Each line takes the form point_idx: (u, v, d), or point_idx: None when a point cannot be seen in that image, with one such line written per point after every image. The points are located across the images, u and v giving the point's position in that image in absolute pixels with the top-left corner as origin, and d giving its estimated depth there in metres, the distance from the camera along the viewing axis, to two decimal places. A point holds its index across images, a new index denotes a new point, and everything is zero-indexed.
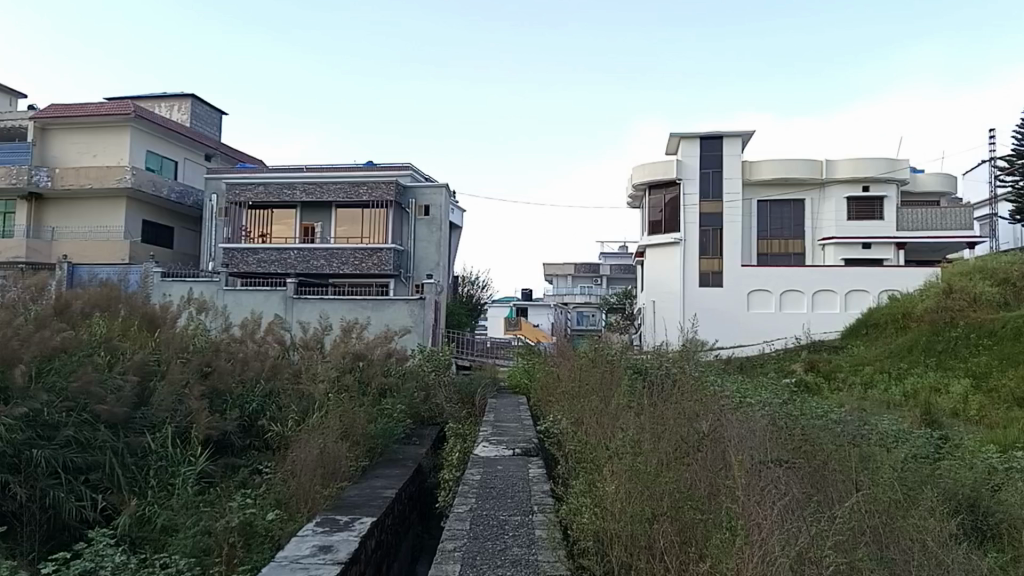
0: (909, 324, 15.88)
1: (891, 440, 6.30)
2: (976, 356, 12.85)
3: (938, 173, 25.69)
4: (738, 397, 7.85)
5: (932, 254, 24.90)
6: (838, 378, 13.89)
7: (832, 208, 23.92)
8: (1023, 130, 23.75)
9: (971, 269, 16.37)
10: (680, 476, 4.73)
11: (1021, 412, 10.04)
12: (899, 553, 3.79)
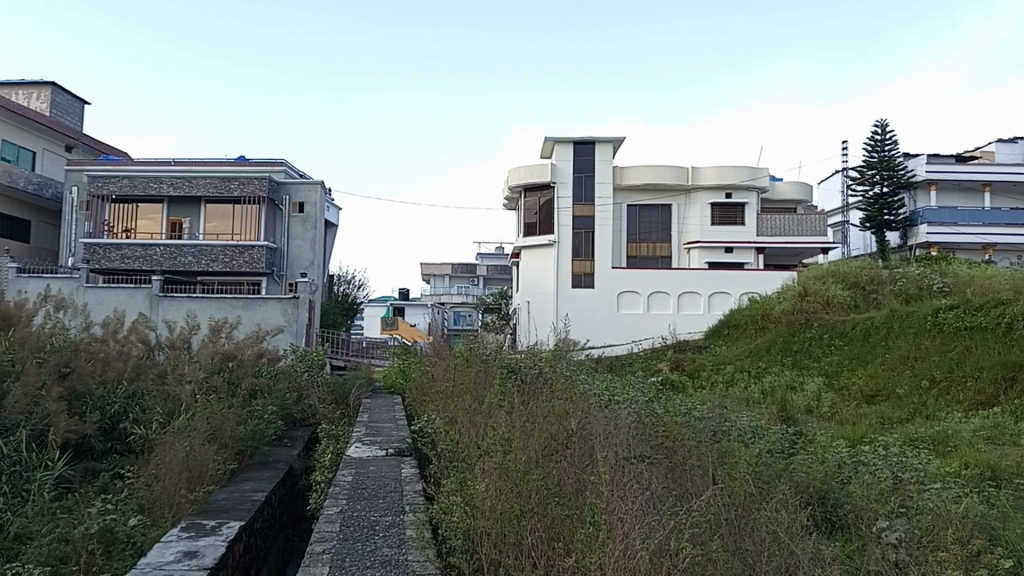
0: (767, 324, 16.92)
1: (749, 436, 6.65)
2: (829, 356, 13.83)
3: (793, 182, 27.40)
4: (604, 396, 8.01)
5: (789, 258, 26.53)
6: (702, 376, 14.63)
7: (697, 213, 25.11)
8: (872, 144, 25.62)
9: (824, 274, 17.53)
10: (548, 472, 4.88)
11: (868, 408, 10.91)
12: (752, 545, 4.05)
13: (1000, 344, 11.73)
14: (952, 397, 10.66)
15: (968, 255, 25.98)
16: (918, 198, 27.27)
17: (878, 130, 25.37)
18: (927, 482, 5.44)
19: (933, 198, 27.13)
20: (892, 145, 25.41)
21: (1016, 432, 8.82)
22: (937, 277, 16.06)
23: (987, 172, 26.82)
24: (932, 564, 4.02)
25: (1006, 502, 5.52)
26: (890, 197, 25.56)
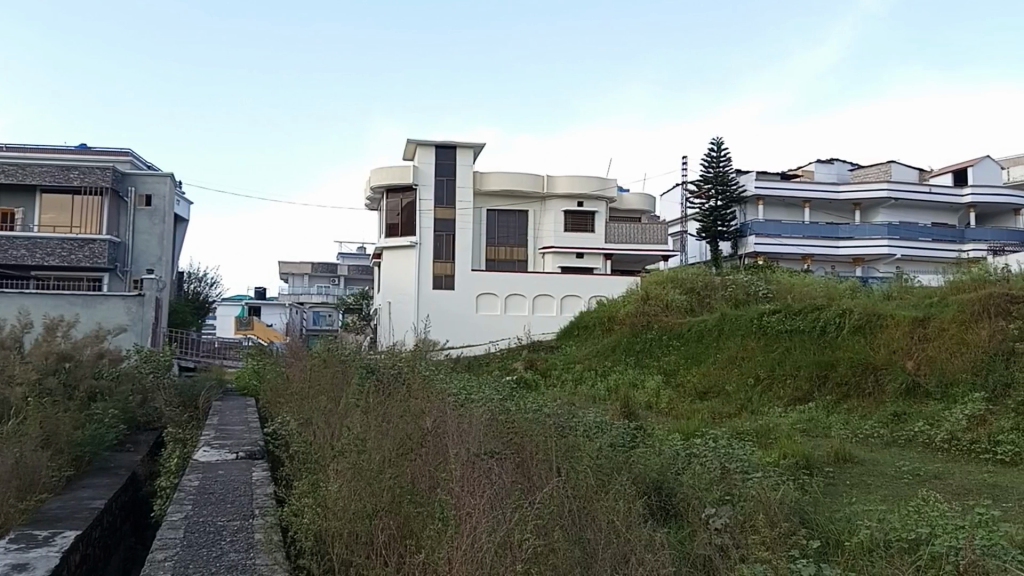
0: (614, 325, 17.73)
1: (594, 432, 6.98)
2: (667, 355, 14.67)
3: (640, 193, 28.67)
4: (459, 394, 8.14)
5: (636, 265, 27.78)
6: (553, 374, 15.21)
7: (551, 219, 25.83)
8: (709, 160, 27.12)
9: (665, 279, 18.27)
10: (400, 471, 4.96)
11: (702, 404, 11.73)
12: (593, 534, 4.28)
13: (816, 344, 12.62)
14: (774, 393, 11.62)
15: (790, 264, 27.96)
16: (749, 212, 29.17)
17: (713, 148, 26.97)
18: (750, 471, 5.94)
19: (762, 212, 29.18)
20: (727, 161, 27.09)
21: (825, 424, 9.76)
22: (763, 283, 17.11)
23: (808, 190, 28.96)
24: (750, 540, 4.36)
25: (819, 489, 6.10)
26: (724, 210, 27.15)
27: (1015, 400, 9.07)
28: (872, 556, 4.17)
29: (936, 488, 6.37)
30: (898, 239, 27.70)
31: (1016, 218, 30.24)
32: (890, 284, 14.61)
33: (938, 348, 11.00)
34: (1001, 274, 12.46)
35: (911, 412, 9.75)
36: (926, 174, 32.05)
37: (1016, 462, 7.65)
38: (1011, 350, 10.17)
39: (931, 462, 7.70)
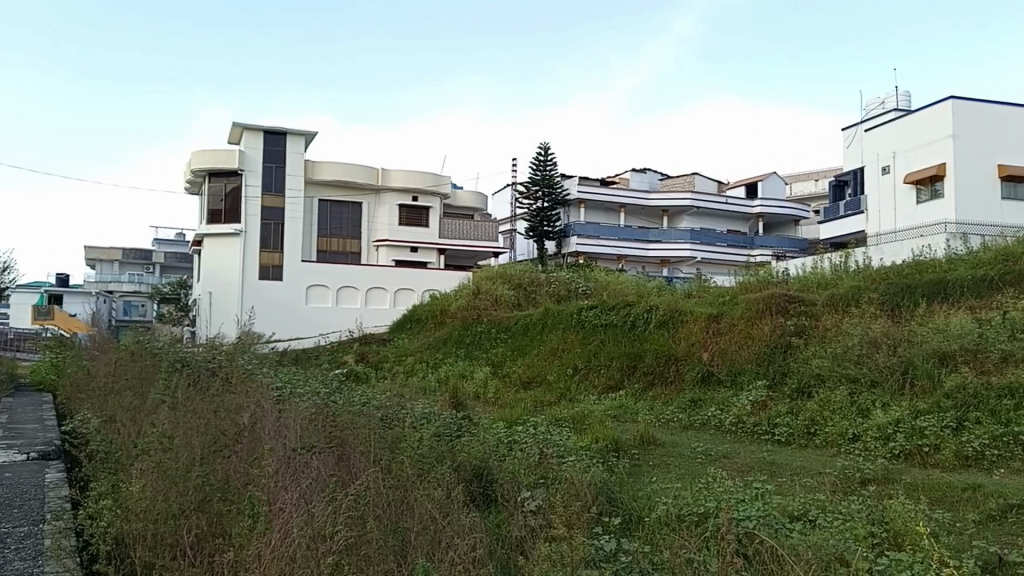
0: (445, 319, 17.93)
1: (421, 422, 7.02)
2: (496, 347, 15.05)
3: (471, 191, 29.06)
4: (284, 389, 7.97)
5: (466, 260, 28.15)
6: (385, 367, 15.20)
7: (385, 213, 25.66)
8: (537, 164, 27.82)
9: (494, 275, 18.55)
10: (211, 468, 4.79)
11: (525, 393, 12.26)
12: (410, 521, 4.33)
13: (627, 338, 13.26)
14: (590, 382, 12.37)
15: (605, 264, 29.12)
16: (570, 215, 30.37)
17: (540, 151, 27.72)
18: (565, 455, 6.23)
19: (583, 214, 30.43)
20: (553, 166, 27.95)
21: (638, 410, 10.51)
22: (583, 281, 17.70)
23: (622, 196, 30.62)
24: (553, 515, 4.59)
25: (624, 470, 6.52)
26: (549, 212, 28.16)
27: (791, 386, 9.91)
28: (666, 529, 4.52)
29: (725, 466, 6.97)
30: (698, 243, 29.72)
31: (795, 229, 33.34)
32: (691, 284, 15.56)
33: (728, 343, 11.61)
34: (782, 277, 13.69)
35: (707, 397, 10.53)
36: (722, 185, 34.69)
37: (789, 441, 8.53)
38: (788, 344, 10.79)
39: (722, 443, 8.41)
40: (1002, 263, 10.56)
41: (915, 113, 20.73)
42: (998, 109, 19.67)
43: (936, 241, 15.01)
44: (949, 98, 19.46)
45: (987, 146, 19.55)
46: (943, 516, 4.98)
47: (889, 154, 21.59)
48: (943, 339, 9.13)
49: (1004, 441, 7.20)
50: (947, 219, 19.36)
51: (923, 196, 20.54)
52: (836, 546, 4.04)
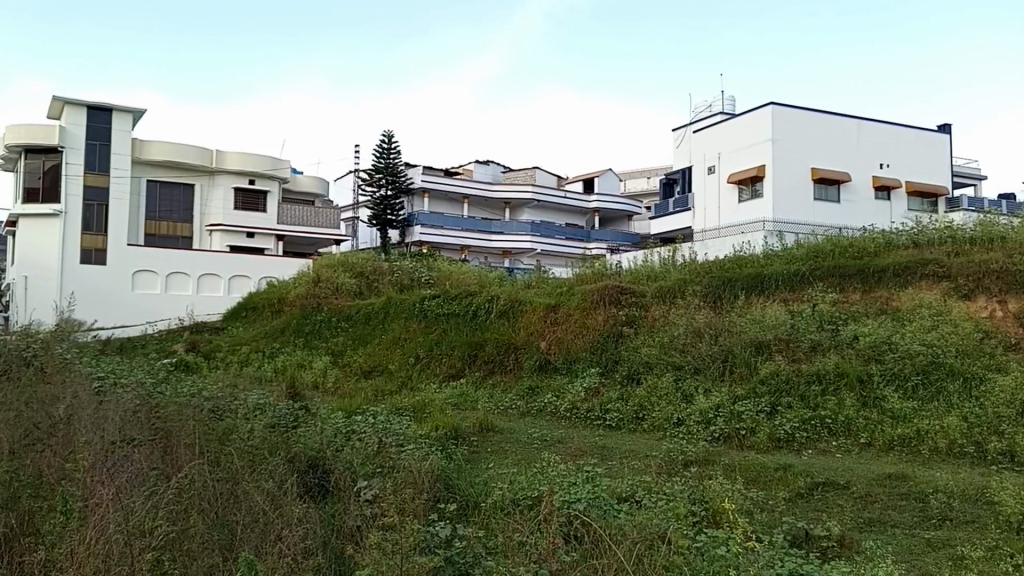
0: (283, 307, 17.40)
1: (254, 412, 6.77)
2: (336, 336, 14.80)
3: (312, 176, 28.38)
4: (104, 379, 7.48)
5: (307, 247, 27.43)
6: (217, 357, 14.59)
7: (220, 196, 24.55)
8: (382, 151, 27.44)
9: (336, 262, 18.14)
10: (20, 464, 4.43)
11: (365, 382, 12.43)
12: (240, 514, 4.19)
13: (468, 327, 13.34)
14: (431, 371, 12.49)
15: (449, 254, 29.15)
16: (415, 204, 30.20)
17: (385, 139, 27.39)
18: (404, 443, 6.22)
19: (427, 204, 30.35)
20: (398, 154, 27.71)
21: (477, 398, 10.76)
22: (426, 269, 17.64)
23: (467, 186, 30.81)
24: (389, 503, 4.59)
25: (463, 457, 6.61)
26: (394, 200, 27.91)
27: (622, 373, 10.39)
28: (502, 514, 4.64)
29: (559, 450, 7.22)
30: (540, 235, 30.45)
31: (628, 224, 34.96)
32: (531, 275, 15.86)
33: (564, 332, 11.98)
34: (615, 270, 14.28)
35: (544, 384, 10.86)
36: (563, 180, 35.65)
37: (619, 426, 8.99)
38: (620, 333, 11.30)
39: (556, 428, 8.67)
40: (812, 259, 11.32)
41: (739, 118, 22.18)
42: (809, 117, 21.43)
43: (753, 238, 16.13)
44: (770, 105, 20.95)
45: (801, 151, 21.22)
46: (757, 495, 5.40)
47: (715, 154, 22.98)
48: (758, 329, 9.82)
49: (811, 424, 7.93)
50: (765, 217, 20.99)
51: (745, 195, 22.01)
52: (658, 525, 4.27)
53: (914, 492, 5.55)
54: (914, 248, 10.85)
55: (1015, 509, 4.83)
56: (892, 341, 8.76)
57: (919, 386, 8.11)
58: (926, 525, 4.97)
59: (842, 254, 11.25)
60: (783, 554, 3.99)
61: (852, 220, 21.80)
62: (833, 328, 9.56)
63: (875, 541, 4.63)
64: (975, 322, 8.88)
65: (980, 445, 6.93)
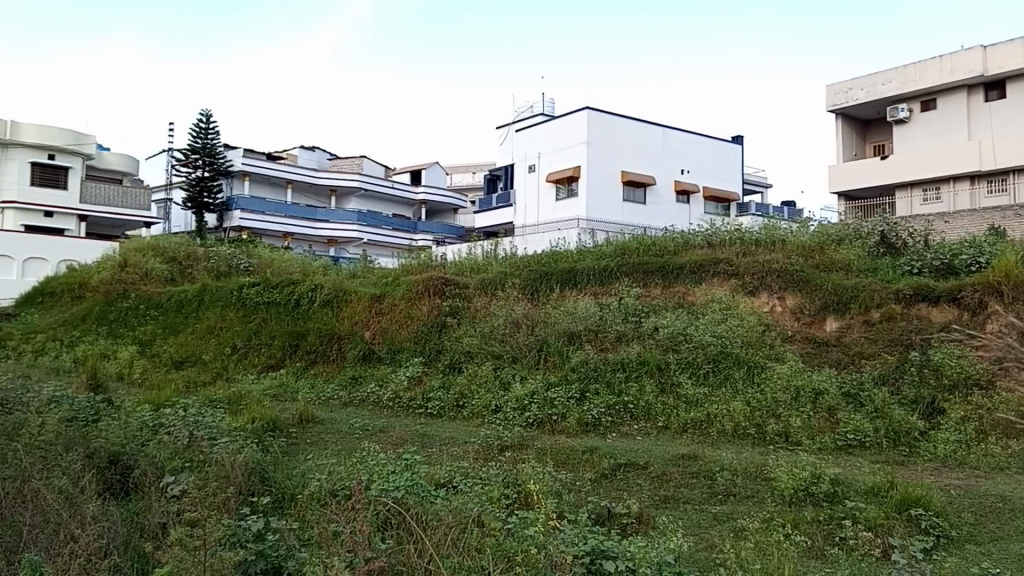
0: (85, 293, 16.09)
1: (48, 405, 6.25)
2: (145, 324, 13.90)
3: (122, 154, 26.42)
4: None
5: (113, 229, 25.51)
6: (7, 347, 13.28)
7: (14, 170, 22.31)
8: (199, 131, 25.95)
9: (145, 246, 16.99)
10: None
11: (177, 373, 11.86)
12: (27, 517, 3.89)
13: (289, 316, 12.96)
14: (249, 361, 12.09)
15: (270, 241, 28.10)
16: (235, 187, 28.84)
17: (203, 118, 25.95)
18: (216, 436, 5.97)
19: (248, 187, 29.06)
20: (217, 134, 26.32)
21: (297, 389, 10.57)
22: (244, 255, 16.90)
23: (290, 171, 29.84)
24: (197, 497, 4.41)
25: (278, 449, 6.46)
26: (211, 182, 26.46)
27: (444, 362, 10.51)
28: (318, 506, 4.59)
29: (379, 440, 7.22)
30: (366, 225, 30.06)
31: (453, 216, 35.30)
32: (355, 265, 15.65)
33: (389, 322, 11.94)
34: (440, 262, 14.39)
35: (366, 373, 10.81)
36: (390, 170, 35.36)
37: (440, 414, 9.12)
38: (443, 323, 11.43)
39: (377, 418, 8.65)
40: (620, 257, 11.90)
41: (556, 120, 22.97)
42: (621, 123, 22.62)
43: (569, 236, 16.82)
44: (585, 109, 21.86)
45: (613, 154, 22.31)
46: (566, 477, 5.68)
47: (535, 154, 23.65)
48: (571, 320, 10.25)
49: (615, 409, 8.45)
50: (581, 216, 21.87)
51: (562, 194, 22.83)
52: (473, 509, 4.39)
53: (703, 470, 6.03)
54: (707, 248, 11.64)
55: (789, 483, 5.39)
56: (687, 332, 9.40)
57: (709, 373, 8.81)
58: (713, 500, 5.44)
59: (646, 252, 11.91)
60: (586, 531, 4.23)
61: (656, 220, 23.37)
62: (636, 319, 10.13)
63: (669, 516, 5.02)
64: (758, 316, 9.76)
65: (760, 427, 7.70)
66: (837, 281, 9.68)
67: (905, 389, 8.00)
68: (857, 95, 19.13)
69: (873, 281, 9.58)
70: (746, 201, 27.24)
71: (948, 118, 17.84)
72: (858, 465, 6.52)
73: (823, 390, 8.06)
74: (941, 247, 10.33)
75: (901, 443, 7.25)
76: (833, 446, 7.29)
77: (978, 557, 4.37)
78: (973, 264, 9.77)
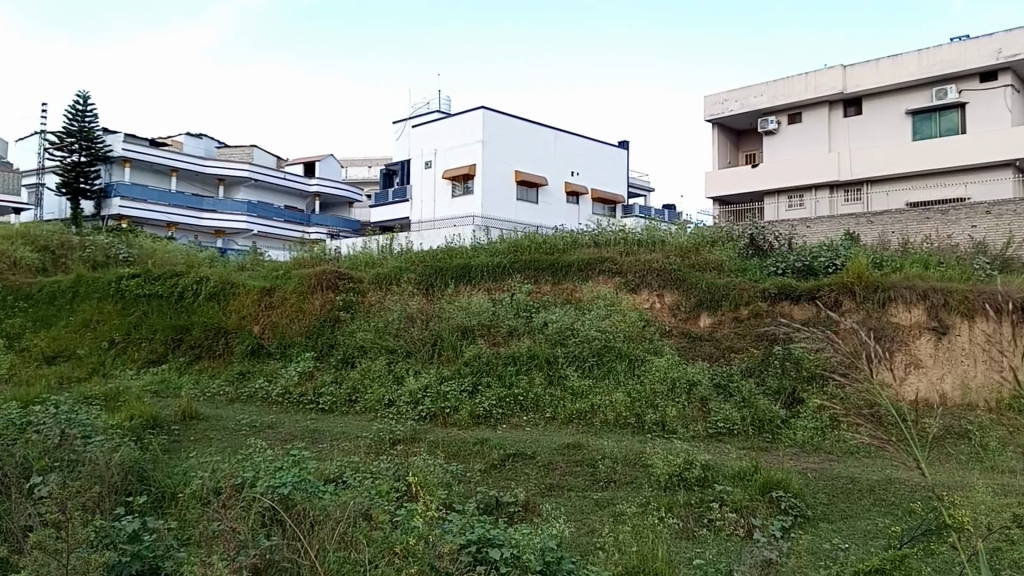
0: None
1: None
2: (12, 317, 13.08)
3: None
4: None
5: None
6: None
7: None
8: (74, 113, 24.51)
9: (13, 234, 15.94)
10: None
11: (49, 368, 11.24)
12: None
13: (173, 310, 12.50)
14: (128, 356, 11.60)
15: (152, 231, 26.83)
16: (114, 173, 27.41)
17: (79, 100, 24.53)
18: (92, 434, 5.75)
19: (128, 174, 27.69)
20: (94, 118, 24.94)
21: (180, 384, 10.24)
22: (124, 245, 16.14)
23: (176, 159, 28.65)
24: (68, 499, 4.24)
25: (160, 447, 6.27)
26: (87, 167, 25.09)
27: (337, 356, 10.42)
28: (200, 504, 4.51)
29: (267, 436, 7.12)
30: (256, 216, 29.23)
31: (347, 209, 34.81)
32: (245, 257, 15.22)
33: (279, 315, 11.74)
34: (333, 255, 14.20)
35: (255, 369, 10.58)
36: (282, 161, 34.47)
37: (332, 408, 9.06)
38: (336, 317, 11.31)
39: (266, 414, 8.49)
40: (512, 254, 12.09)
41: (452, 117, 23.00)
42: (514, 123, 22.90)
43: (463, 232, 16.93)
44: (480, 108, 21.99)
45: (507, 153, 22.56)
46: (456, 468, 5.79)
47: (431, 150, 23.60)
48: (464, 315, 10.36)
49: (506, 401, 8.62)
50: (475, 213, 21.99)
51: (457, 191, 22.89)
52: (361, 503, 4.44)
53: (587, 458, 6.27)
54: (594, 247, 11.98)
55: (664, 470, 5.68)
56: (574, 326, 9.66)
57: (594, 366, 9.11)
58: (596, 487, 5.68)
59: (538, 249, 12.15)
60: (474, 521, 4.35)
61: (546, 219, 23.84)
62: (528, 315, 10.33)
63: (553, 503, 5.20)
64: (639, 311, 10.15)
65: (640, 417, 8.05)
66: (711, 280, 10.18)
67: (769, 380, 8.54)
68: (732, 106, 20.06)
69: (742, 280, 10.14)
70: (631, 203, 28.16)
71: (813, 130, 18.94)
72: (727, 451, 6.92)
73: (696, 381, 8.49)
74: (804, 250, 11.00)
75: (765, 430, 7.75)
76: (705, 434, 7.72)
77: (830, 535, 4.75)
78: (831, 266, 10.48)
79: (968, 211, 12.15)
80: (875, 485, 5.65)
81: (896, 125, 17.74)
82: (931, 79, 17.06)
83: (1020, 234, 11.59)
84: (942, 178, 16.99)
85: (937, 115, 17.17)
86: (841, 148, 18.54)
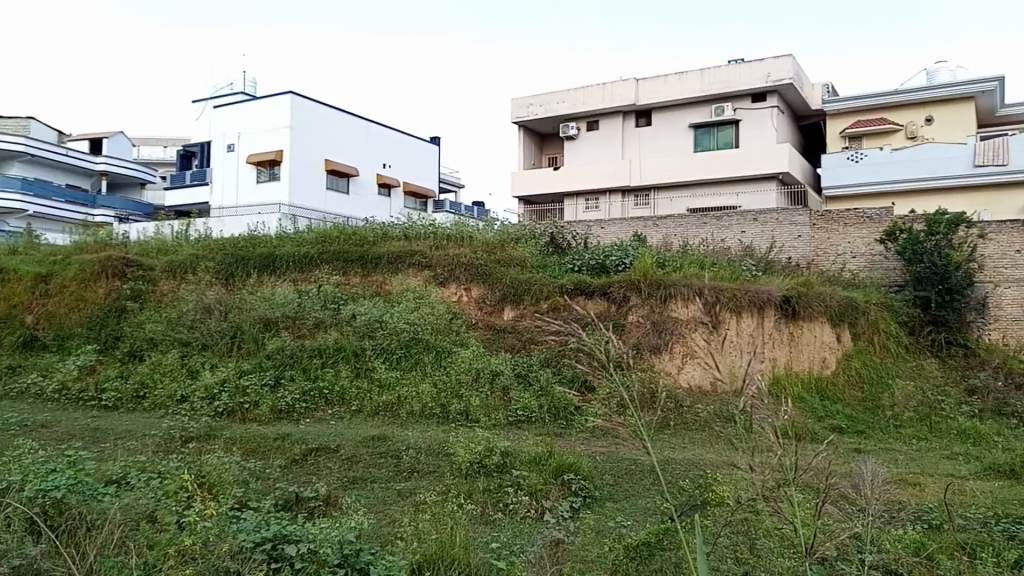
0: None
1: None
2: None
3: None
4: None
5: None
6: None
7: None
8: None
9: None
10: None
11: None
12: None
13: None
14: None
15: None
16: None
17: None
18: None
19: None
20: None
21: None
22: None
23: None
24: None
25: None
26: None
27: (123, 350, 9.70)
28: None
29: (39, 436, 6.51)
30: (32, 194, 26.42)
31: (138, 191, 32.32)
32: (16, 240, 13.73)
33: (57, 305, 10.75)
34: (121, 240, 13.18)
35: (27, 363, 9.61)
36: (64, 136, 31.42)
37: (117, 405, 8.43)
38: (123, 308, 10.52)
39: (41, 412, 7.76)
40: (319, 244, 11.81)
41: (258, 101, 21.99)
42: (323, 112, 22.30)
43: (268, 220, 16.30)
44: (288, 94, 21.20)
45: (315, 141, 21.93)
46: (254, 465, 5.61)
47: (235, 133, 22.43)
48: (266, 306, 9.99)
49: (310, 394, 8.44)
50: (280, 200, 21.14)
51: (262, 177, 21.91)
52: (146, 505, 4.20)
53: (390, 450, 6.29)
54: (403, 241, 11.97)
55: (466, 457, 5.83)
56: (382, 319, 9.60)
57: (401, 357, 9.14)
58: (399, 477, 5.71)
59: (346, 240, 11.96)
60: (270, 517, 4.24)
61: (356, 209, 23.43)
62: (335, 307, 10.13)
63: (354, 496, 5.19)
64: (446, 304, 10.28)
65: (444, 407, 8.19)
66: (514, 275, 10.51)
67: (564, 370, 8.97)
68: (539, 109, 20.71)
69: (541, 276, 10.55)
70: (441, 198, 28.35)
71: (611, 136, 19.97)
72: (524, 438, 7.21)
73: (499, 371, 8.75)
74: (597, 249, 11.62)
75: (560, 417, 8.14)
76: (505, 422, 8.02)
77: (613, 513, 5.10)
78: (620, 264, 11.15)
79: (739, 217, 13.39)
80: (655, 466, 6.14)
81: (683, 135, 19.12)
82: (711, 96, 18.57)
83: (782, 240, 12.94)
84: (720, 186, 18.49)
85: (718, 128, 18.68)
86: (639, 153, 19.70)
